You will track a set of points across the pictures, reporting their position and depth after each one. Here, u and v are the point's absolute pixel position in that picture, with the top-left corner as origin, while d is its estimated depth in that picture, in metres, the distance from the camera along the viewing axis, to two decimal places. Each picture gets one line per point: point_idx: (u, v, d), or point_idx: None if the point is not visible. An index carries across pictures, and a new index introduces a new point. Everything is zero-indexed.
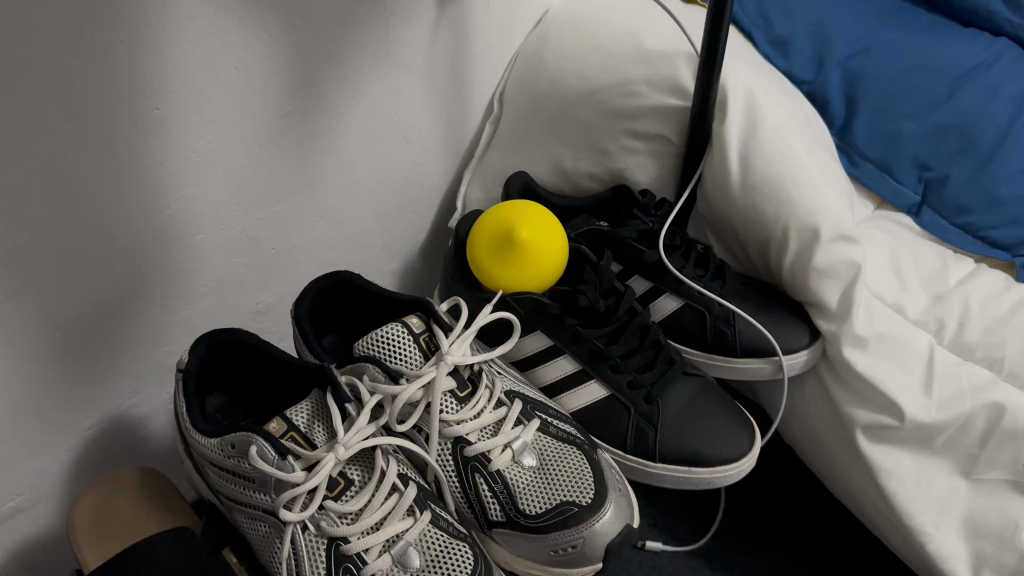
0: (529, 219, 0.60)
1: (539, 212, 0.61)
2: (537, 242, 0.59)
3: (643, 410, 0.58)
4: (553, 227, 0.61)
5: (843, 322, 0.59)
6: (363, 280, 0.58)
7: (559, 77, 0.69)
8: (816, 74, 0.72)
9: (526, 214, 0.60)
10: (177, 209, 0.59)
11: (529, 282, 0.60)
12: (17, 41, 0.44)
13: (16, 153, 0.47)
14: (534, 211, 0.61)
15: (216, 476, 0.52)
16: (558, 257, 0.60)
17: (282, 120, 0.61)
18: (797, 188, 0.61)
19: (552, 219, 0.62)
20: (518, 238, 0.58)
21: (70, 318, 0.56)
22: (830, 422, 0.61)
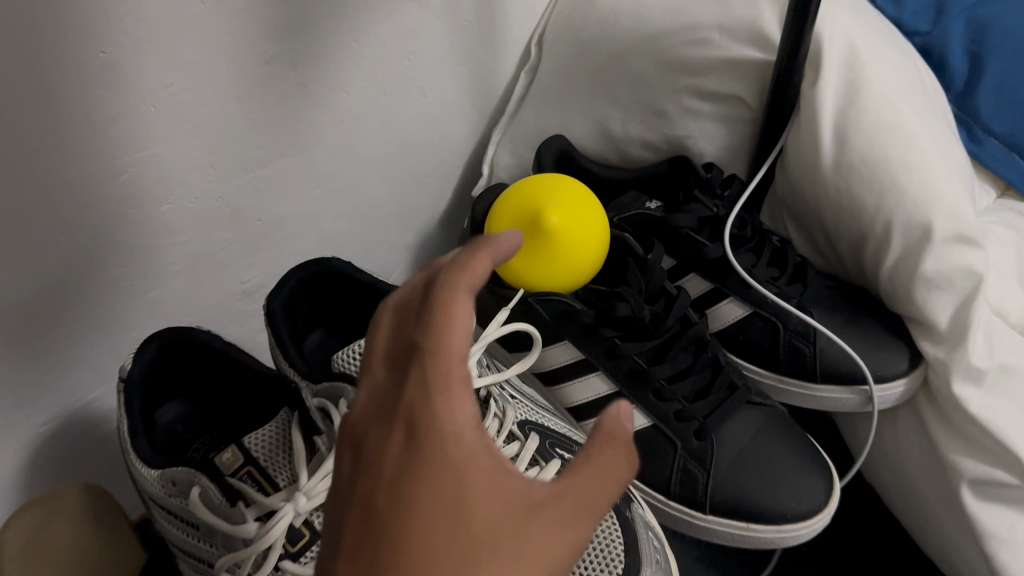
0: (567, 200, 0.48)
1: (578, 188, 0.49)
2: (571, 231, 0.47)
3: (692, 448, 0.46)
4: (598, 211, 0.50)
5: (954, 349, 0.46)
6: (351, 270, 0.47)
7: (611, 18, 0.56)
8: (935, 24, 0.58)
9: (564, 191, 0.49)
10: (137, 173, 0.48)
11: (557, 279, 0.49)
12: None
13: None
14: (576, 189, 0.50)
15: (160, 517, 0.42)
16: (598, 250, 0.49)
17: (266, 66, 0.50)
18: (905, 172, 0.48)
19: (597, 202, 0.50)
20: (546, 223, 0.47)
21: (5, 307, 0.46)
22: (923, 467, 0.49)
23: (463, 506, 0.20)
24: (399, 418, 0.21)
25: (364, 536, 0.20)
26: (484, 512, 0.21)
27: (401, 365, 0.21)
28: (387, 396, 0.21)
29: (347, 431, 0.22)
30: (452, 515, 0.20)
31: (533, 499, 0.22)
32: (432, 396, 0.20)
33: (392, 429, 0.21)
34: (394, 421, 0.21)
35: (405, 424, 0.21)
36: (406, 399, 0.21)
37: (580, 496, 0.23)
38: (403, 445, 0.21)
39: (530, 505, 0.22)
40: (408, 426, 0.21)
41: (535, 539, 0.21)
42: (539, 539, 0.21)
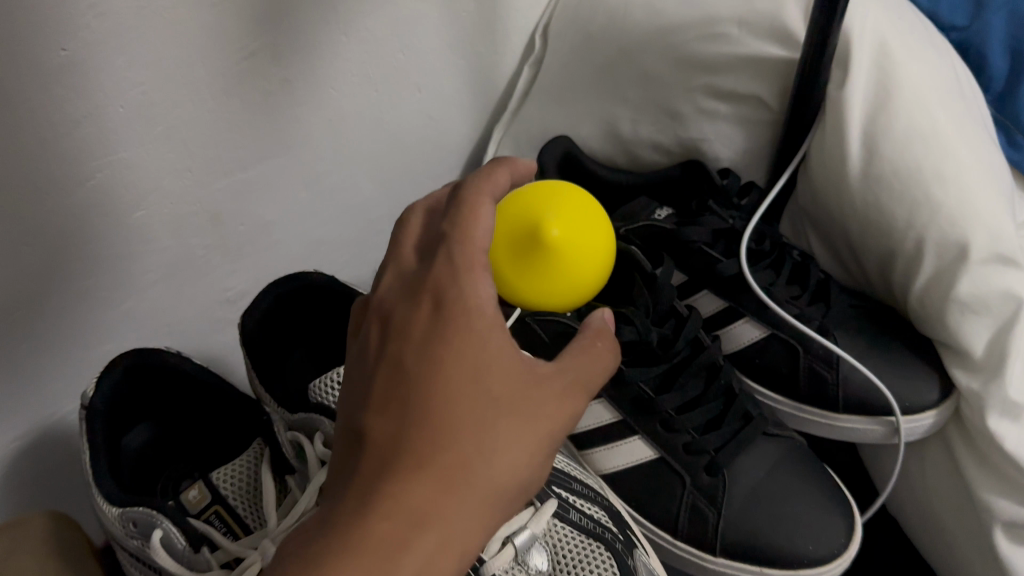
0: (567, 211, 0.44)
1: (577, 196, 0.45)
2: (574, 246, 0.43)
3: (702, 483, 0.43)
4: (599, 221, 0.46)
5: (990, 380, 0.42)
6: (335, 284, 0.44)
7: (621, 10, 0.52)
8: (972, 19, 0.53)
9: (563, 200, 0.45)
10: (108, 178, 0.45)
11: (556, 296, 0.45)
12: None
13: None
14: (574, 196, 0.45)
15: (127, 560, 0.39)
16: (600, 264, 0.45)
17: (246, 63, 0.46)
18: (940, 184, 0.43)
19: (597, 210, 0.46)
20: (546, 237, 0.43)
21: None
22: (953, 504, 0.45)
23: (478, 373, 0.28)
24: (428, 300, 0.29)
25: (397, 391, 0.27)
26: (494, 375, 0.28)
27: (428, 255, 0.30)
28: (418, 284, 0.29)
29: (381, 308, 0.30)
30: (471, 377, 0.27)
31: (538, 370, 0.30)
32: (459, 280, 0.28)
33: (421, 308, 0.29)
34: (424, 303, 0.29)
35: (433, 302, 0.29)
36: (435, 284, 0.29)
37: (577, 375, 0.32)
38: (432, 319, 0.28)
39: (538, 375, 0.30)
40: (436, 304, 0.29)
41: (534, 397, 0.29)
42: (542, 402, 0.29)
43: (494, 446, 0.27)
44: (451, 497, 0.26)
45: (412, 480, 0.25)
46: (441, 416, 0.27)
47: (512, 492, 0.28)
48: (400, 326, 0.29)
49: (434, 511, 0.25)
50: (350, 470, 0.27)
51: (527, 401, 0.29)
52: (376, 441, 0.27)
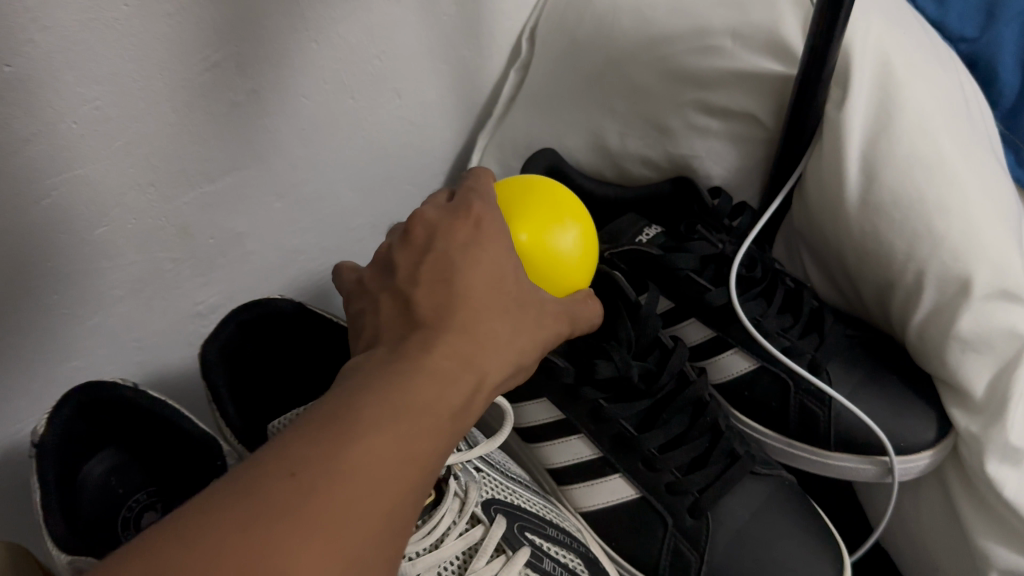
0: (524, 207, 0.39)
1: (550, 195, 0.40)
2: (546, 247, 0.37)
3: (686, 526, 0.41)
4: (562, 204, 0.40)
5: (991, 423, 0.40)
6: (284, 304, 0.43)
7: (609, 17, 0.49)
8: (984, 29, 0.50)
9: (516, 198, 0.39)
10: (63, 197, 0.42)
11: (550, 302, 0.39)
12: None
13: None
14: (524, 188, 0.40)
15: None
16: (583, 255, 0.40)
17: (209, 74, 0.44)
18: (943, 215, 0.41)
19: (557, 194, 0.41)
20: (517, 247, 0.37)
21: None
22: (949, 547, 0.43)
23: (507, 277, 0.30)
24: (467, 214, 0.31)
25: (440, 278, 0.29)
26: (517, 274, 0.31)
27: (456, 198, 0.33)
28: (458, 208, 0.32)
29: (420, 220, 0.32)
30: (497, 274, 0.30)
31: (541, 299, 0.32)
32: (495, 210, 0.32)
33: (463, 220, 0.31)
34: (461, 217, 0.31)
35: (473, 217, 0.31)
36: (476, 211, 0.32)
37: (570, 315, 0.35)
38: (472, 229, 0.31)
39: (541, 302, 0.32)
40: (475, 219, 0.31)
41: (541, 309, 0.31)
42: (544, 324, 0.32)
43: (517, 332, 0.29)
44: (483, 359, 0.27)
45: (462, 338, 0.27)
46: (476, 295, 0.28)
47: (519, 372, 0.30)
48: (435, 229, 0.31)
49: (476, 361, 0.27)
50: (391, 333, 0.28)
51: (537, 308, 0.31)
52: (421, 310, 0.28)
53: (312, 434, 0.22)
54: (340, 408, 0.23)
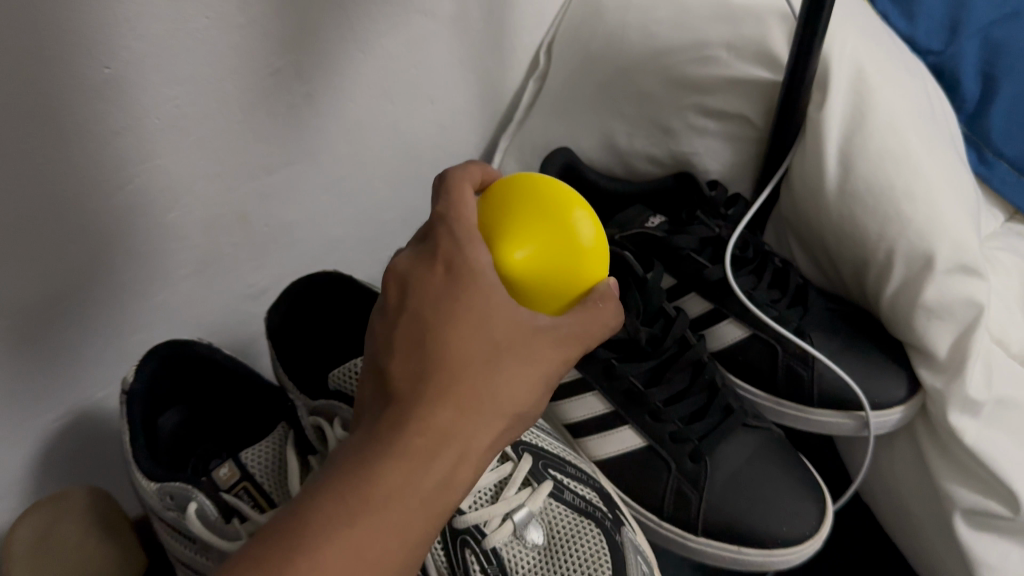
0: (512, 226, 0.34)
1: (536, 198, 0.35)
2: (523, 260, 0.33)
3: (687, 469, 0.47)
4: (563, 204, 0.35)
5: (953, 379, 0.46)
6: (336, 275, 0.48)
7: (619, 32, 0.56)
8: (947, 44, 0.57)
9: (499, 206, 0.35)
10: (143, 182, 0.49)
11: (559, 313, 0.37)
12: None
13: None
14: (510, 192, 0.35)
15: (163, 531, 0.42)
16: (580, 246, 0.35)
17: (271, 78, 0.50)
18: (909, 200, 0.47)
19: (553, 192, 0.35)
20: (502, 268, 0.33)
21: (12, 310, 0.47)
22: (919, 493, 0.49)
23: (484, 324, 0.29)
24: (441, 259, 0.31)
25: (414, 344, 0.29)
26: (499, 323, 0.30)
27: (430, 233, 0.32)
28: (430, 250, 0.31)
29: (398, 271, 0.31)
30: (474, 325, 0.29)
31: (537, 324, 0.31)
32: (465, 245, 0.31)
33: (433, 267, 0.31)
34: (434, 263, 0.31)
35: (443, 260, 0.31)
36: (447, 249, 0.31)
37: (577, 326, 0.33)
38: (443, 275, 0.30)
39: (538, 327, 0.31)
40: (446, 262, 0.31)
41: (534, 345, 0.31)
42: (542, 352, 0.31)
43: (501, 383, 0.29)
44: (462, 427, 0.28)
45: (430, 411, 0.28)
46: (454, 357, 0.29)
47: (513, 422, 0.30)
48: (411, 284, 0.31)
49: (454, 431, 0.28)
50: (374, 407, 0.29)
51: (531, 346, 0.31)
52: (396, 382, 0.29)
53: (269, 550, 0.24)
54: (300, 519, 0.25)
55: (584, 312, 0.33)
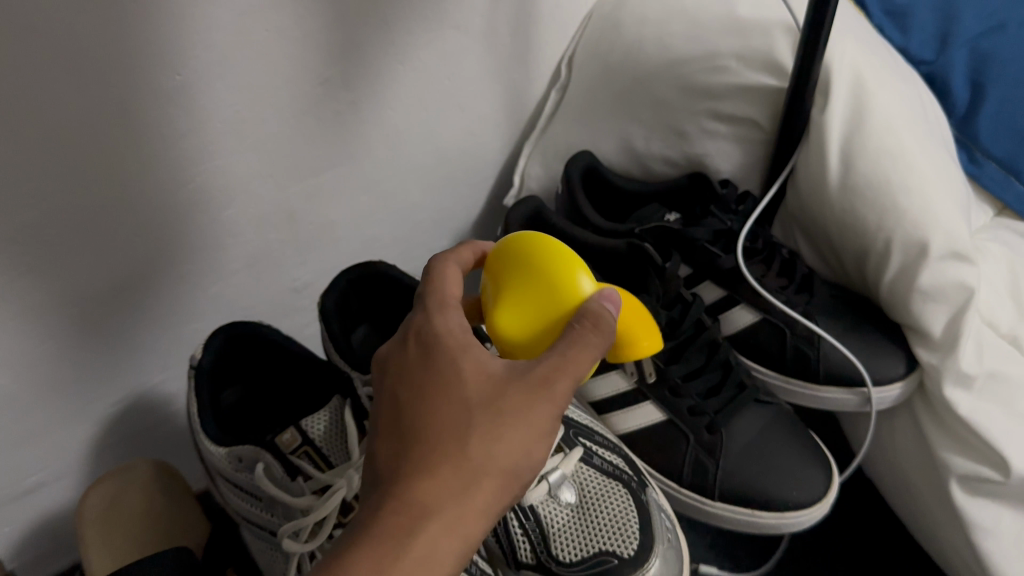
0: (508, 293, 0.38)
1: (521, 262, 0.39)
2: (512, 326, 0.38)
3: (704, 440, 0.51)
4: (560, 261, 0.38)
5: (947, 355, 0.51)
6: (387, 267, 0.53)
7: (636, 45, 0.61)
8: (938, 54, 0.62)
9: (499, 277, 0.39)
10: (205, 181, 0.53)
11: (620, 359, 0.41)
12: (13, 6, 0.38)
13: (18, 128, 0.42)
14: (505, 259, 0.39)
15: (224, 487, 0.47)
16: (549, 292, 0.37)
17: (321, 87, 0.55)
18: (905, 194, 0.52)
19: (552, 251, 0.38)
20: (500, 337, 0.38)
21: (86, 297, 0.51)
22: (918, 463, 0.53)
23: (452, 389, 0.32)
24: (412, 338, 0.35)
25: (395, 424, 0.32)
26: (470, 386, 0.32)
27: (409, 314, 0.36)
28: (405, 330, 0.35)
29: (381, 358, 0.36)
30: (442, 394, 0.32)
31: (513, 372, 0.33)
32: (430, 317, 0.35)
33: (406, 344, 0.35)
34: (406, 340, 0.35)
35: (414, 335, 0.35)
36: (417, 326, 0.35)
37: (562, 358, 0.33)
38: (415, 349, 0.34)
39: (514, 375, 0.33)
40: (416, 337, 0.35)
41: (508, 393, 0.32)
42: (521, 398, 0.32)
43: (476, 439, 0.31)
44: (445, 499, 0.30)
45: (408, 483, 0.30)
46: (428, 432, 0.31)
47: (507, 479, 0.31)
48: (393, 369, 0.34)
49: (434, 501, 0.30)
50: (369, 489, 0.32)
51: (508, 395, 0.32)
52: (382, 463, 0.32)
53: None
54: None
55: (569, 341, 0.34)
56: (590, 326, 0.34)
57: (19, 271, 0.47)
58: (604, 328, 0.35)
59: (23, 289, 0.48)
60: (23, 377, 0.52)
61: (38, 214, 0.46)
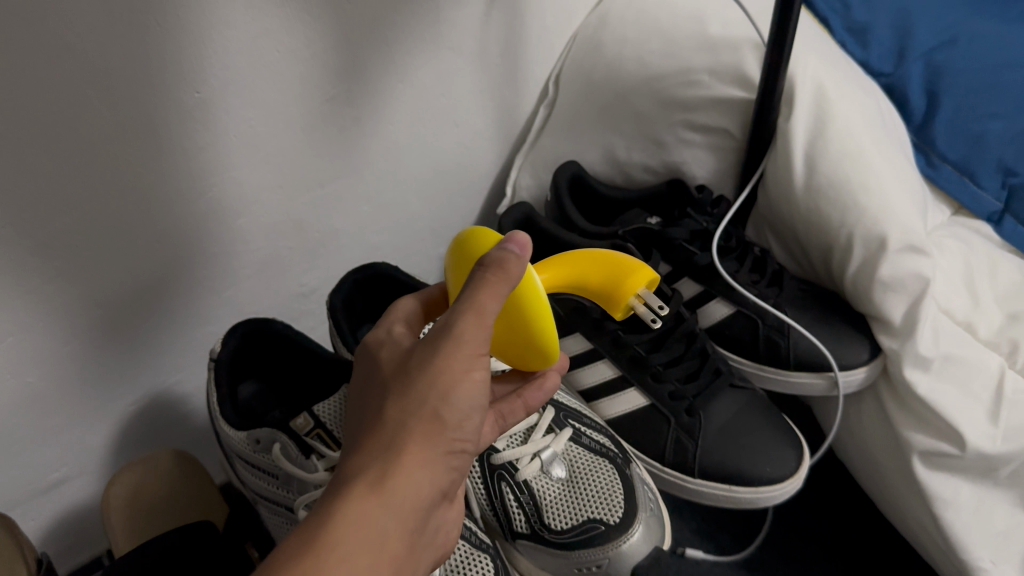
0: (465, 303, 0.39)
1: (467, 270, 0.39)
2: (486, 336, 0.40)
3: (683, 422, 0.55)
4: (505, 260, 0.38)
5: (906, 340, 0.55)
6: (397, 270, 0.57)
7: (617, 62, 0.66)
8: (896, 66, 0.67)
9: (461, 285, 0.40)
10: (221, 190, 0.58)
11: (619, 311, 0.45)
12: (50, 28, 0.42)
13: (52, 138, 0.46)
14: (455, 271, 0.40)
15: (242, 468, 0.51)
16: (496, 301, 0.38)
17: (326, 103, 0.59)
18: (865, 193, 0.57)
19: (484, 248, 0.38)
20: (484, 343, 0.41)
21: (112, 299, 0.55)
22: (884, 443, 0.57)
23: (376, 381, 0.34)
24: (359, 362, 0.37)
25: (346, 433, 0.34)
26: (390, 370, 0.34)
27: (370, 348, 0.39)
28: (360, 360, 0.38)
29: None
30: (370, 390, 0.34)
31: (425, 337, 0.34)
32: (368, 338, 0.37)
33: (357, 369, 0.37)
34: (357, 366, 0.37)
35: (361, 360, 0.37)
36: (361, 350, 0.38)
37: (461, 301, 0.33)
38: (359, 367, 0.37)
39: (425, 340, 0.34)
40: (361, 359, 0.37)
41: (417, 357, 0.33)
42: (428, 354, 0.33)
43: (392, 405, 0.32)
44: (369, 465, 0.31)
45: (342, 465, 0.32)
46: (361, 423, 0.33)
47: (432, 430, 0.32)
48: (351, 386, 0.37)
49: (358, 468, 0.31)
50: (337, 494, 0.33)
51: (417, 358, 0.33)
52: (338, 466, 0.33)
53: None
54: None
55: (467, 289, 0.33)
56: (489, 269, 0.33)
57: (50, 274, 0.51)
58: (499, 263, 0.33)
59: (52, 291, 0.52)
60: (51, 374, 0.56)
61: (69, 222, 0.50)
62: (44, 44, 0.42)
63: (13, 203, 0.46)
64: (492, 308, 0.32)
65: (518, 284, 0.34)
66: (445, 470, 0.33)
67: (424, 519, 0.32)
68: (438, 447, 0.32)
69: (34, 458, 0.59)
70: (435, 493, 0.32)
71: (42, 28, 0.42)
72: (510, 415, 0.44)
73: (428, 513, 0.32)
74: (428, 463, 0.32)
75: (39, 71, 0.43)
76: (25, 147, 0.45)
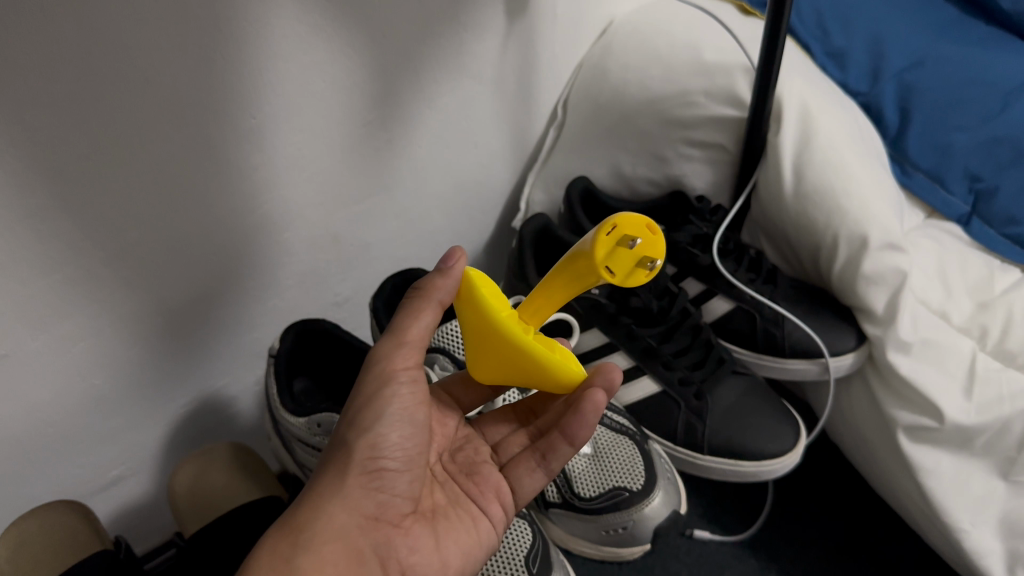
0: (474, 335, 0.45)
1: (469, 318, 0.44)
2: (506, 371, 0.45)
3: (693, 405, 0.62)
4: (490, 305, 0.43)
5: (889, 327, 0.62)
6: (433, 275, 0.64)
7: (621, 87, 0.73)
8: (871, 86, 0.75)
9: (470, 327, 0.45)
10: (269, 208, 0.62)
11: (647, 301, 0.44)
12: (132, 62, 0.46)
13: (133, 159, 0.50)
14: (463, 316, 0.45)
15: (300, 449, 0.58)
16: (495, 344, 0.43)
17: (363, 128, 0.65)
18: (847, 198, 0.64)
19: None
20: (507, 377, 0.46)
21: (185, 315, 0.61)
22: (873, 422, 0.64)
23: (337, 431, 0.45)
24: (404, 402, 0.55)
25: None
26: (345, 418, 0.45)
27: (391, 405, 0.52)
28: None
29: None
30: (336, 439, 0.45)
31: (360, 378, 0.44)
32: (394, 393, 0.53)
33: None
34: None
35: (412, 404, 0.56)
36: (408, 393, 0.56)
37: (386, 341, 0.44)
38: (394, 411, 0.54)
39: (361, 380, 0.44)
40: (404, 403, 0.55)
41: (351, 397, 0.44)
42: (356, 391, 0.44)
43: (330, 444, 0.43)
44: (298, 504, 0.41)
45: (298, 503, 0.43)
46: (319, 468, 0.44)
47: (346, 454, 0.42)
48: None
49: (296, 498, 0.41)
50: None
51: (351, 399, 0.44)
52: None
53: None
54: None
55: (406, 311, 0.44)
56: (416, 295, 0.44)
57: (120, 282, 0.54)
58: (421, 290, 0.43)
59: (120, 298, 0.55)
60: (117, 378, 0.59)
61: (152, 250, 0.55)
62: (129, 75, 0.46)
63: (94, 216, 0.49)
64: (418, 321, 0.43)
65: (441, 298, 0.43)
66: (370, 487, 0.42)
67: (349, 540, 0.40)
68: (348, 469, 0.41)
69: (94, 456, 0.61)
70: (356, 508, 0.41)
71: (127, 63, 0.46)
72: (551, 452, 0.50)
73: (350, 533, 0.40)
74: (340, 488, 0.41)
75: (124, 102, 0.47)
76: (107, 174, 0.49)
